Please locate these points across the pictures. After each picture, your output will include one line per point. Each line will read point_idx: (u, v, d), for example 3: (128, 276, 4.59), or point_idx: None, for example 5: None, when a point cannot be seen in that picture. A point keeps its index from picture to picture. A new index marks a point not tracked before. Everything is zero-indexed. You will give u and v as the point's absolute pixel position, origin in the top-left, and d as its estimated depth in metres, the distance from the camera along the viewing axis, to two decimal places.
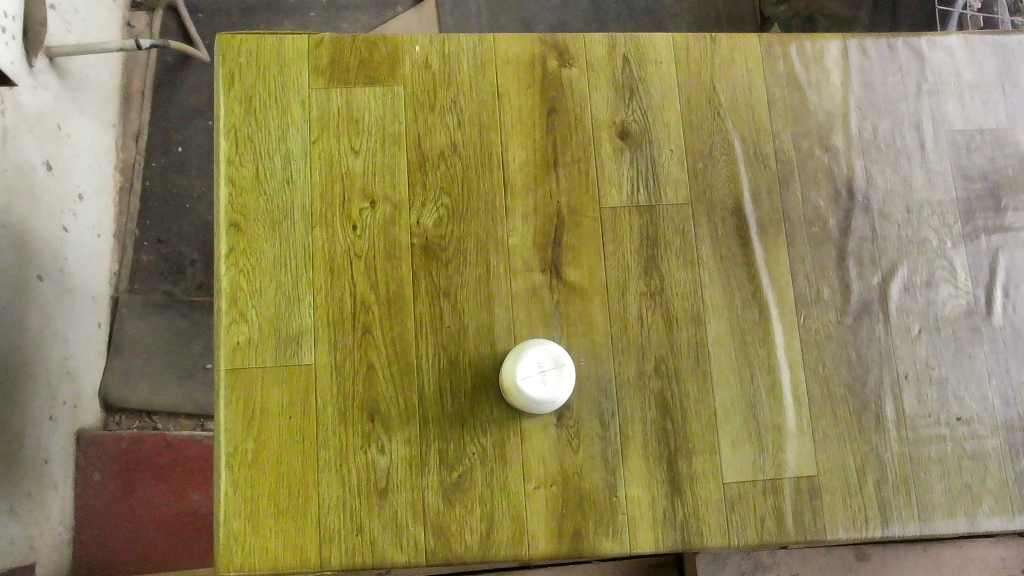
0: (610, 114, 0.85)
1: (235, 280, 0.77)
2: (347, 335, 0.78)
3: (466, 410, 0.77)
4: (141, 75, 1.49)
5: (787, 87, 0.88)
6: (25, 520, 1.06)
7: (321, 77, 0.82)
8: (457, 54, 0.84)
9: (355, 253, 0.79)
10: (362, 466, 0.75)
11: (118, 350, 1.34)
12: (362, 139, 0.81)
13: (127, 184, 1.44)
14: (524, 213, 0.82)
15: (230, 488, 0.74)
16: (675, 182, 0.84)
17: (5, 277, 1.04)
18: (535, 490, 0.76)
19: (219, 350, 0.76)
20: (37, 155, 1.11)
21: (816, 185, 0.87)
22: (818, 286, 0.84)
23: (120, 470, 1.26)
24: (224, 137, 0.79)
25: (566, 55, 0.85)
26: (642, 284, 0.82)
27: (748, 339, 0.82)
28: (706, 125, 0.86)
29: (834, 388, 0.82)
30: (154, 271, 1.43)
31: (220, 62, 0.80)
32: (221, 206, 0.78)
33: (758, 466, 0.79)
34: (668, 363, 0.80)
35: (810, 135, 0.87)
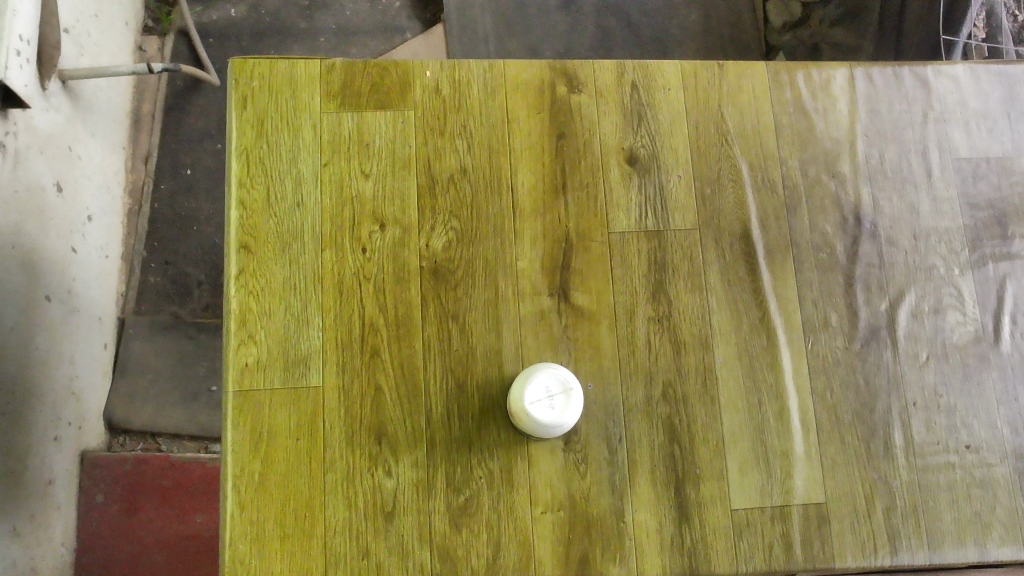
0: (619, 140, 0.85)
1: (245, 301, 0.78)
2: (355, 357, 0.78)
3: (474, 434, 0.77)
4: (152, 98, 1.51)
5: (794, 115, 0.89)
6: (28, 540, 1.06)
7: (333, 101, 0.83)
8: (468, 79, 0.85)
9: (365, 276, 0.80)
10: (369, 489, 0.75)
11: (124, 371, 1.34)
12: (372, 162, 0.82)
13: (136, 206, 1.45)
14: (533, 237, 0.82)
15: (236, 510, 0.73)
16: (683, 207, 0.85)
17: (13, 297, 1.04)
18: (542, 515, 0.76)
19: (227, 371, 0.76)
20: (48, 176, 1.12)
21: (823, 211, 0.87)
22: (825, 312, 0.84)
23: (124, 492, 1.26)
24: (236, 160, 0.80)
25: (575, 81, 0.86)
26: (650, 308, 0.82)
27: (756, 365, 0.82)
28: (713, 151, 0.86)
29: (842, 414, 0.82)
30: (161, 293, 1.44)
31: (234, 85, 0.81)
32: (231, 228, 0.79)
33: (766, 492, 0.79)
34: (675, 387, 0.80)
35: (817, 162, 0.88)
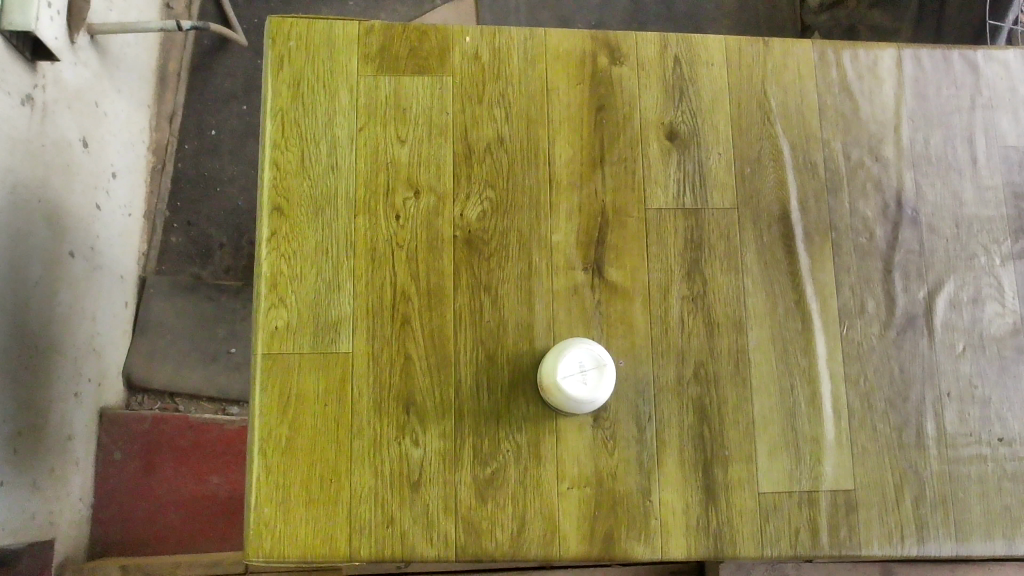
0: (659, 114, 0.84)
1: (276, 264, 0.77)
2: (385, 325, 0.77)
3: (503, 406, 0.77)
4: (178, 56, 1.49)
5: (839, 96, 0.87)
6: (47, 494, 1.07)
7: (371, 65, 0.81)
8: (508, 47, 0.83)
9: (397, 243, 0.79)
10: (396, 458, 0.75)
11: (144, 330, 1.34)
12: (408, 128, 0.81)
13: (159, 164, 1.44)
14: (569, 210, 0.81)
15: (262, 472, 0.73)
16: (721, 186, 0.83)
17: (38, 252, 1.04)
18: (568, 490, 0.76)
19: (257, 333, 0.76)
20: (74, 131, 1.11)
21: (864, 195, 0.85)
22: (862, 298, 0.83)
23: (142, 450, 1.27)
24: (271, 120, 0.79)
25: (617, 53, 0.84)
26: (685, 287, 0.81)
27: (789, 349, 0.81)
28: (755, 130, 0.85)
29: (874, 402, 0.81)
30: (182, 253, 1.44)
31: (270, 44, 0.80)
32: (265, 189, 0.78)
33: (794, 477, 0.78)
34: (707, 367, 0.79)
35: (860, 144, 0.86)
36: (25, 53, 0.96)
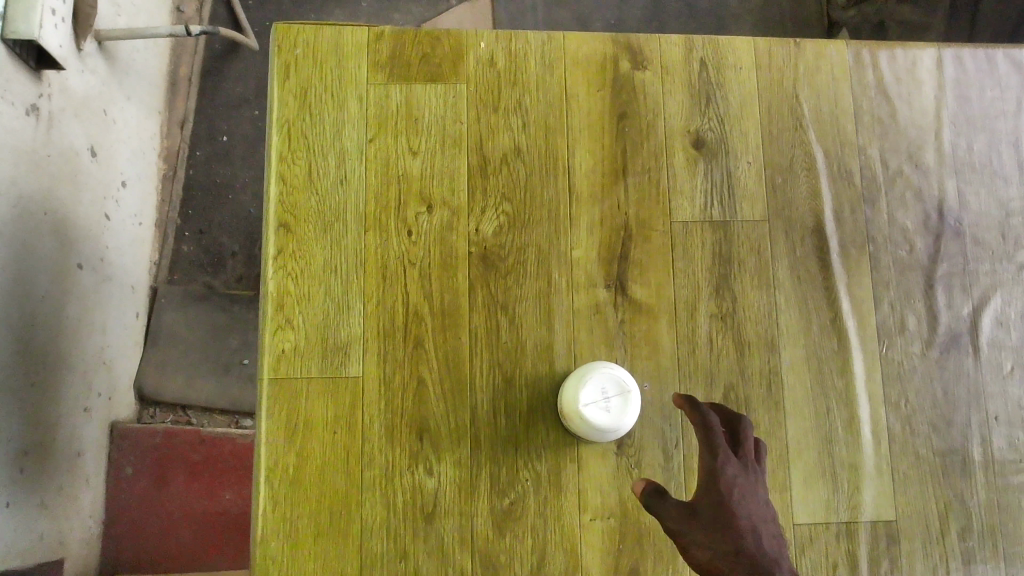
0: (684, 122, 0.79)
1: (283, 284, 0.73)
2: (398, 346, 0.73)
3: (521, 432, 0.73)
4: (189, 61, 1.45)
5: (876, 99, 0.82)
6: (56, 511, 1.04)
7: (381, 72, 0.77)
8: (525, 52, 0.79)
9: (409, 260, 0.75)
10: (409, 487, 0.71)
11: (155, 341, 1.31)
12: (420, 139, 0.77)
13: (169, 171, 1.40)
14: (590, 224, 0.77)
15: (269, 503, 0.70)
16: (751, 197, 0.79)
17: (44, 265, 1.00)
18: (591, 522, 0.72)
19: (263, 357, 0.72)
20: (82, 140, 1.08)
21: (904, 206, 0.80)
22: (903, 315, 0.78)
23: (153, 465, 1.24)
24: (276, 132, 0.75)
25: (639, 56, 0.80)
26: (713, 304, 0.76)
27: (824, 369, 0.76)
28: (786, 137, 0.80)
29: (917, 426, 0.76)
30: (194, 262, 1.41)
31: (275, 52, 0.76)
32: (270, 205, 0.74)
33: (832, 507, 0.73)
34: (738, 390, 0.75)
35: (898, 151, 0.81)
36: (30, 63, 0.92)
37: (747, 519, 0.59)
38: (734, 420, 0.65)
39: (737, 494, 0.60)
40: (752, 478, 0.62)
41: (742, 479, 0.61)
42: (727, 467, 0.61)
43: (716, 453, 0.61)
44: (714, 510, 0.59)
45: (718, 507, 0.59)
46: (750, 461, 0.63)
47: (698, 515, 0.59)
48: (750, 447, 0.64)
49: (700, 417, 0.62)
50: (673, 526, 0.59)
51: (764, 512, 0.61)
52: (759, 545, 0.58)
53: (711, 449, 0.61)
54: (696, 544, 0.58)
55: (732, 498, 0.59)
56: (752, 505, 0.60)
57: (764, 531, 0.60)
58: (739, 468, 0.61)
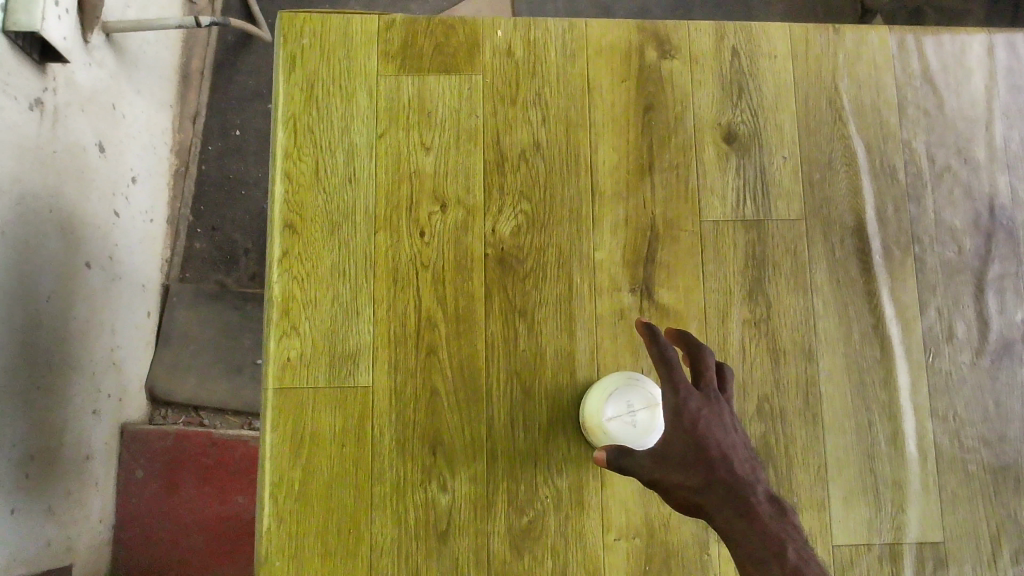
0: (715, 114, 0.74)
1: (288, 288, 0.69)
2: (410, 354, 0.69)
3: (540, 446, 0.69)
4: (201, 54, 1.42)
5: (921, 89, 0.76)
6: (64, 518, 0.98)
7: (392, 63, 0.73)
8: (545, 40, 0.74)
9: (422, 262, 0.70)
10: (421, 504, 0.67)
11: (167, 340, 1.26)
12: (434, 134, 0.72)
13: (182, 167, 1.36)
14: (613, 224, 0.72)
15: (272, 521, 0.65)
16: (787, 194, 0.74)
17: (50, 264, 0.94)
18: (615, 542, 0.68)
19: (267, 365, 0.68)
20: (89, 135, 1.03)
21: (952, 203, 0.75)
22: (951, 321, 0.73)
23: (164, 468, 1.16)
24: (282, 127, 0.71)
25: (667, 45, 0.75)
26: (746, 310, 0.71)
27: (865, 380, 0.71)
28: (825, 131, 0.75)
29: (966, 441, 0.71)
30: (206, 259, 1.37)
31: (281, 42, 0.72)
32: (275, 204, 0.70)
33: (873, 527, 0.68)
34: (773, 401, 0.70)
35: (946, 144, 0.76)
36: (33, 56, 0.87)
37: (720, 447, 0.54)
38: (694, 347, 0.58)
39: (705, 423, 0.54)
40: (719, 406, 0.56)
41: (708, 410, 0.55)
42: (691, 401, 0.55)
43: (678, 386, 0.55)
44: (683, 444, 0.53)
45: (688, 443, 0.53)
46: (712, 390, 0.57)
47: (667, 452, 0.53)
48: (713, 373, 0.58)
49: (657, 352, 0.56)
50: (645, 470, 0.53)
51: (736, 440, 0.56)
52: (733, 476, 0.53)
53: (670, 379, 0.55)
54: (668, 482, 0.53)
55: (700, 429, 0.54)
56: (723, 434, 0.55)
57: (736, 458, 0.54)
58: (703, 400, 0.55)
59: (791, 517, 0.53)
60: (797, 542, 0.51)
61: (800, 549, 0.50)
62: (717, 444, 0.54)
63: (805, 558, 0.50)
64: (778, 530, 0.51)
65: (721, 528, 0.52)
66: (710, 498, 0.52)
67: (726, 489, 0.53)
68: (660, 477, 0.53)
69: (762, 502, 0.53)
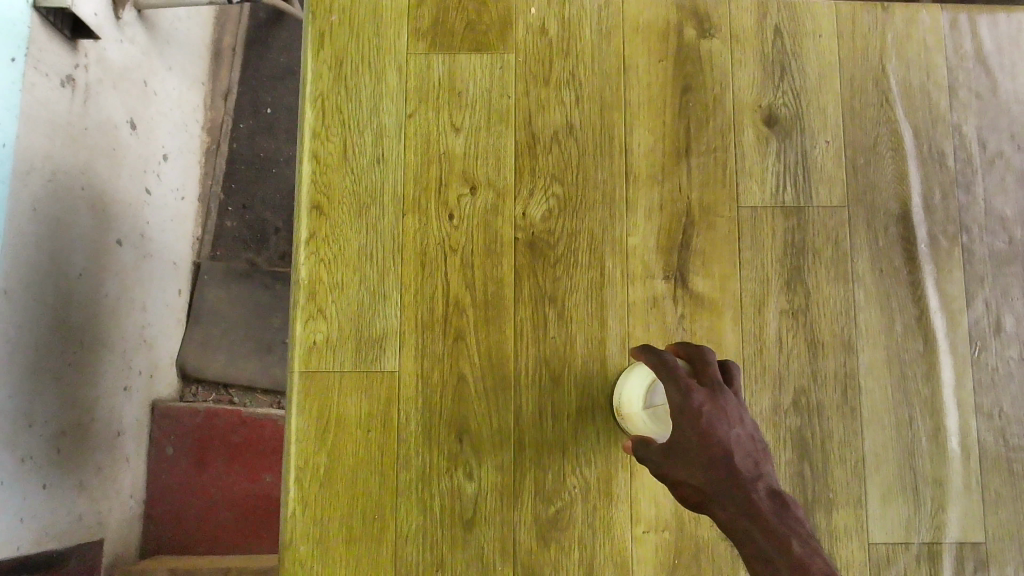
0: (756, 96, 0.72)
1: (315, 271, 0.68)
2: (437, 340, 0.68)
3: (569, 436, 0.67)
4: (233, 30, 1.42)
5: (975, 70, 0.73)
6: (95, 493, 0.98)
7: (422, 41, 0.71)
8: (580, 18, 0.72)
9: (451, 246, 0.69)
10: (447, 492, 0.66)
11: (197, 318, 1.25)
12: (464, 115, 0.71)
13: (213, 144, 1.36)
14: (648, 209, 0.70)
15: (297, 505, 0.65)
16: (830, 180, 0.71)
17: (79, 243, 0.94)
18: (644, 535, 0.66)
19: (293, 349, 0.67)
20: (121, 113, 1.02)
21: (1003, 191, 0.72)
22: (999, 314, 0.70)
23: (193, 445, 1.16)
24: (310, 106, 0.69)
25: (707, 23, 0.72)
26: (783, 299, 0.69)
27: (908, 374, 0.69)
28: (871, 114, 0.72)
29: (1012, 439, 0.68)
30: (237, 237, 1.35)
31: (310, 19, 0.70)
32: (303, 185, 0.68)
33: (912, 525, 0.66)
34: (809, 394, 0.68)
35: (999, 129, 0.73)
36: (65, 32, 0.87)
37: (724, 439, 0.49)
38: (700, 350, 0.53)
39: (707, 418, 0.49)
40: (725, 400, 0.51)
41: (711, 404, 0.50)
42: (692, 395, 0.50)
43: (679, 383, 0.50)
44: (686, 443, 0.49)
45: (691, 440, 0.49)
46: (717, 382, 0.51)
47: (674, 445, 0.49)
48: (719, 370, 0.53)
49: (655, 356, 0.52)
50: (656, 465, 0.50)
51: (744, 435, 0.50)
52: (735, 469, 0.48)
53: (672, 380, 0.50)
54: (676, 479, 0.49)
55: (704, 424, 0.49)
56: (727, 425, 0.50)
57: (740, 453, 0.49)
58: (707, 394, 0.50)
59: (797, 511, 0.47)
60: (803, 536, 0.45)
61: (807, 542, 0.45)
62: (720, 438, 0.49)
63: (809, 553, 0.44)
64: (780, 527, 0.46)
65: (723, 524, 0.47)
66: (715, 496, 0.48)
67: (728, 484, 0.48)
68: (669, 472, 0.49)
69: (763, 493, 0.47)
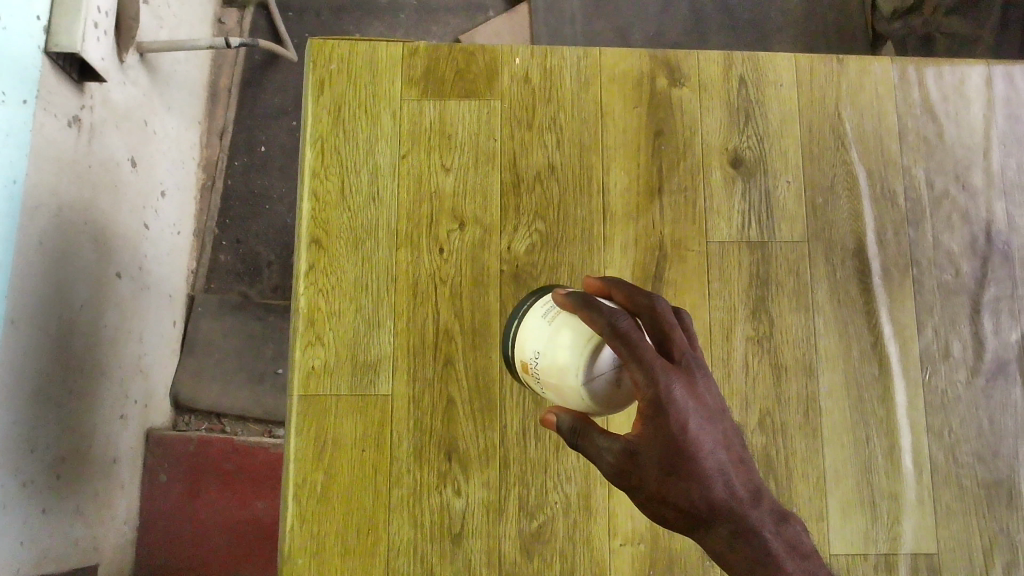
0: (723, 140, 0.78)
1: (314, 301, 0.73)
2: (428, 365, 0.73)
3: (551, 456, 0.72)
4: (229, 72, 1.47)
5: (922, 118, 0.80)
6: (91, 519, 1.00)
7: (414, 88, 0.77)
8: (560, 68, 0.78)
9: (441, 278, 0.74)
10: (437, 508, 0.70)
11: (191, 348, 1.29)
12: (453, 156, 0.76)
13: (209, 181, 1.40)
14: (624, 243, 0.76)
15: (296, 521, 0.69)
16: (791, 218, 0.77)
17: (83, 275, 0.96)
18: (621, 547, 0.71)
19: (293, 374, 0.71)
20: (123, 151, 1.05)
21: (950, 228, 0.78)
22: (948, 341, 0.76)
23: (187, 473, 1.19)
24: (310, 147, 0.75)
25: (677, 73, 0.79)
26: (749, 327, 0.74)
27: (864, 397, 0.74)
28: (828, 156, 0.78)
29: (961, 457, 0.74)
30: (230, 271, 1.41)
31: (310, 67, 0.76)
32: (303, 221, 0.74)
33: (870, 537, 0.71)
34: (774, 415, 0.73)
35: (945, 171, 0.79)
36: (71, 74, 0.87)
37: (702, 444, 0.46)
38: (652, 304, 0.48)
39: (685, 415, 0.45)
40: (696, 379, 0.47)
41: (686, 397, 0.46)
42: (670, 392, 0.45)
43: (653, 374, 0.44)
44: (659, 446, 0.45)
45: (667, 443, 0.45)
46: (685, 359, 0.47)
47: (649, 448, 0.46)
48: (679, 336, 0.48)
49: (624, 339, 0.44)
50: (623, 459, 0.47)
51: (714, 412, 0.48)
52: (725, 484, 0.47)
53: (646, 368, 0.44)
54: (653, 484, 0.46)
55: (684, 425, 0.45)
56: (702, 418, 0.46)
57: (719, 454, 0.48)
58: (681, 381, 0.46)
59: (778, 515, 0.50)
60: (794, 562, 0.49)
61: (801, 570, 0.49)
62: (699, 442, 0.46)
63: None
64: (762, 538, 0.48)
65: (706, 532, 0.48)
66: (695, 514, 0.47)
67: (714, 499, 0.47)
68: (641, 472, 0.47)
69: (757, 513, 0.48)
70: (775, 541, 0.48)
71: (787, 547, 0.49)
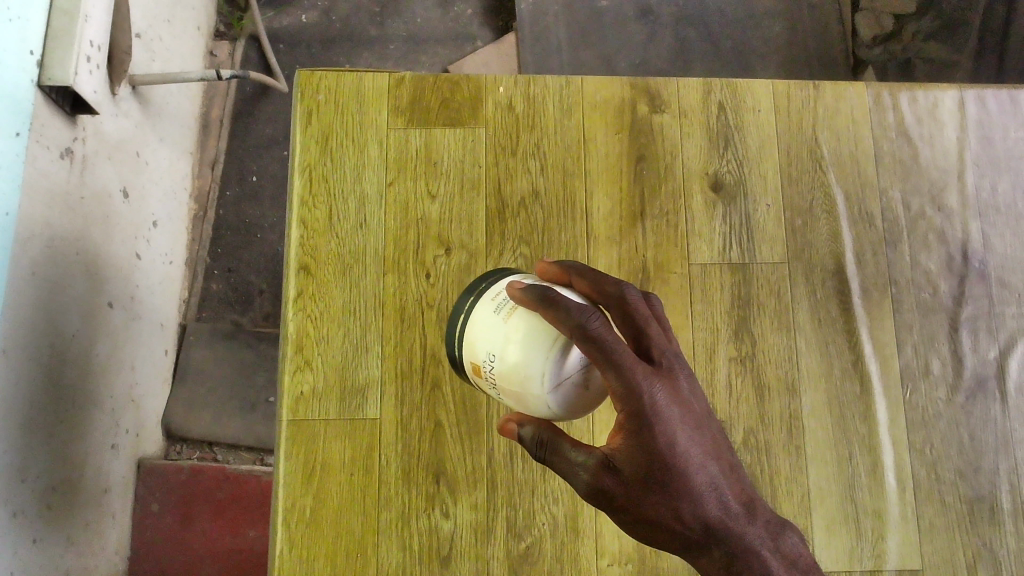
0: (703, 165, 0.79)
1: (303, 326, 0.73)
2: (415, 388, 0.74)
3: (538, 477, 0.73)
4: (221, 104, 1.48)
5: (897, 141, 0.82)
6: (81, 549, 0.99)
7: (401, 116, 0.79)
8: (543, 96, 0.80)
9: (428, 302, 0.75)
10: (425, 530, 0.71)
11: (183, 377, 1.29)
12: (439, 183, 0.78)
13: (201, 211, 1.41)
14: (608, 266, 0.77)
15: (285, 545, 0.69)
16: (771, 239, 0.78)
17: (75, 305, 0.97)
18: (609, 567, 0.72)
19: (282, 399, 0.72)
20: (115, 182, 1.07)
21: (926, 248, 0.80)
22: (927, 358, 0.77)
23: (178, 502, 1.18)
24: (299, 175, 0.76)
25: (657, 100, 0.81)
26: (732, 348, 0.75)
27: (846, 414, 0.75)
28: (807, 179, 0.80)
29: (942, 472, 0.75)
30: (222, 299, 1.42)
31: (299, 98, 0.78)
32: (292, 248, 0.75)
33: (855, 554, 0.72)
34: (758, 434, 0.74)
35: (921, 193, 0.81)
36: (65, 107, 0.89)
37: (684, 454, 0.47)
38: (622, 296, 0.50)
39: (664, 421, 0.46)
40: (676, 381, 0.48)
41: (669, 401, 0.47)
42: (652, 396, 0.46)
43: (633, 381, 0.45)
44: (638, 457, 0.46)
45: (650, 452, 0.46)
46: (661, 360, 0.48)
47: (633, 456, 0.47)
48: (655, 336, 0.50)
49: (598, 344, 0.44)
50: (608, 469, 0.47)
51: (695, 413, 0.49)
52: (714, 498, 0.48)
53: (621, 374, 0.45)
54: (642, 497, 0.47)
55: (667, 431, 0.46)
56: (685, 421, 0.47)
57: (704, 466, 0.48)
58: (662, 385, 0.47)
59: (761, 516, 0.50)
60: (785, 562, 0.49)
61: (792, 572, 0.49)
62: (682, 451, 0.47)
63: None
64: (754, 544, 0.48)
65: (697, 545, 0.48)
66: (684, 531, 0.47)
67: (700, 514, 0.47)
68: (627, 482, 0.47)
69: (753, 531, 0.49)
70: (773, 561, 0.48)
71: (787, 565, 0.49)
